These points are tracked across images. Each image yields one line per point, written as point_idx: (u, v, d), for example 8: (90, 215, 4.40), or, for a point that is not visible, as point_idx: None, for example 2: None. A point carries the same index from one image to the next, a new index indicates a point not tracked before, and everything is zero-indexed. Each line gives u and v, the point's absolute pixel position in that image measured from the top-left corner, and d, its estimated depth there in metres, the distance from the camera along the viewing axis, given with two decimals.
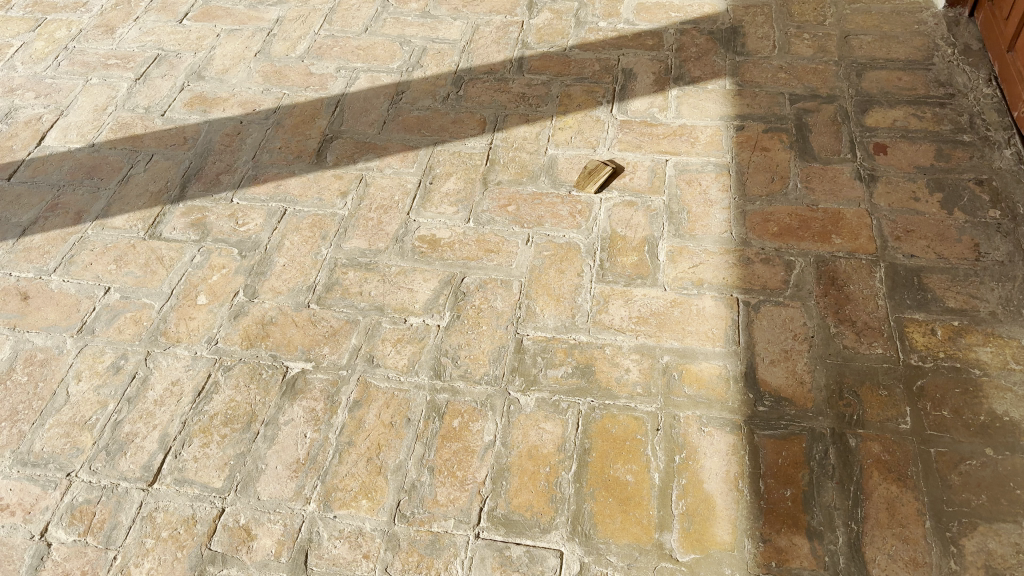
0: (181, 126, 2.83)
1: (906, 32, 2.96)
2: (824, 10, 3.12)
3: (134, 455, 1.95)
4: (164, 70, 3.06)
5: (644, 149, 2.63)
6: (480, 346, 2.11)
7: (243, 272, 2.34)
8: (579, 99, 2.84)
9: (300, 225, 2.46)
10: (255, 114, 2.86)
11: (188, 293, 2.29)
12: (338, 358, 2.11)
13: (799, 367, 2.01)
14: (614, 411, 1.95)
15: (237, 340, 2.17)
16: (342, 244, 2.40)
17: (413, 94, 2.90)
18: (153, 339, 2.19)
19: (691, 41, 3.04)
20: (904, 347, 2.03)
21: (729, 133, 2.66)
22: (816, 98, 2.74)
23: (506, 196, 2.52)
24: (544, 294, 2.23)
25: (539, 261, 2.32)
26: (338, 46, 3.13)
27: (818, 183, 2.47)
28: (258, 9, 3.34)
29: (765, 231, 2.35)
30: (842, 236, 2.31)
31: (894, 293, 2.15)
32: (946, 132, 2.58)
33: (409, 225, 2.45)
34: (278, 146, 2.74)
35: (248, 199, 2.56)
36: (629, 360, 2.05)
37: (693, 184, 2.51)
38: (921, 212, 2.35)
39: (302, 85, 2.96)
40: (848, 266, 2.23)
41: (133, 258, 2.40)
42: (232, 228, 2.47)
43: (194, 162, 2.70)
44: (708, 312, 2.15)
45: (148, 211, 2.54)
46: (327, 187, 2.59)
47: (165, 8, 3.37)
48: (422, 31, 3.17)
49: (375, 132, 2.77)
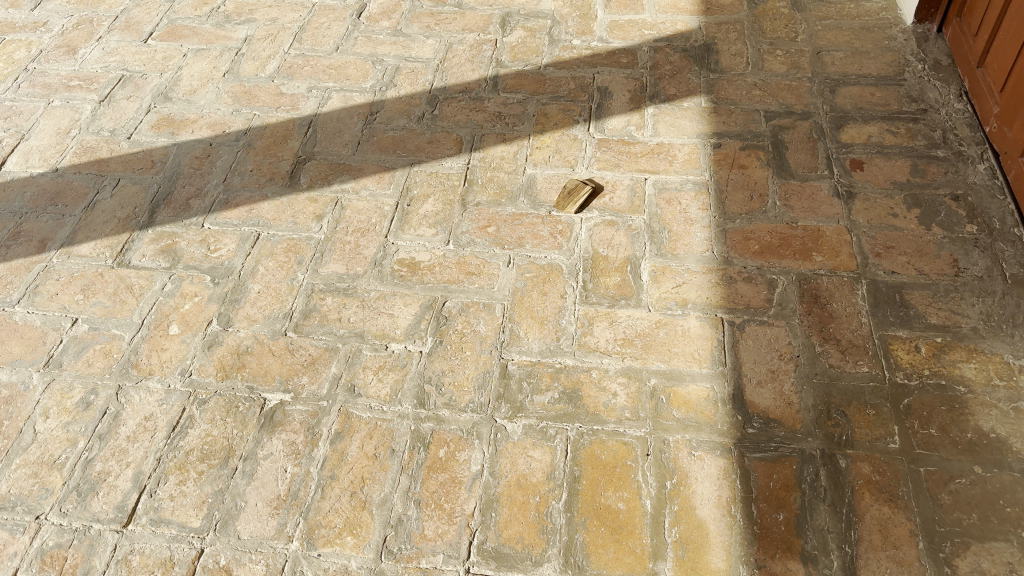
0: (149, 149, 2.75)
1: (877, 47, 2.99)
2: (795, 27, 3.14)
3: (107, 494, 1.87)
4: (129, 91, 2.98)
5: (622, 168, 2.62)
6: (465, 372, 2.07)
7: (217, 299, 2.27)
8: (556, 117, 2.82)
9: (275, 250, 2.40)
10: (224, 135, 2.80)
11: (160, 323, 2.22)
12: (318, 389, 2.05)
13: (786, 387, 2.00)
14: (603, 436, 1.92)
15: (212, 372, 2.10)
16: (319, 269, 2.35)
17: (387, 113, 2.86)
18: (124, 371, 2.11)
19: (665, 58, 3.03)
20: (890, 365, 2.03)
21: (707, 151, 2.65)
22: (791, 115, 2.75)
23: (485, 216, 2.49)
24: (527, 317, 2.20)
25: (521, 284, 2.29)
26: (309, 65, 3.07)
27: (796, 200, 2.47)
28: (225, 28, 3.27)
29: (746, 249, 2.34)
30: (823, 254, 2.31)
31: (877, 310, 2.16)
32: (920, 147, 2.60)
33: (388, 249, 2.40)
34: (250, 168, 2.67)
35: (220, 224, 2.49)
36: (616, 384, 2.03)
37: (673, 203, 2.50)
38: (900, 228, 2.36)
39: (273, 106, 2.91)
40: (830, 284, 2.23)
41: (101, 287, 2.32)
42: (204, 255, 2.40)
43: (163, 186, 2.62)
44: (693, 332, 2.14)
45: (116, 237, 2.47)
46: (302, 210, 2.53)
47: (129, 28, 3.29)
48: (394, 49, 3.13)
49: (349, 153, 2.73)
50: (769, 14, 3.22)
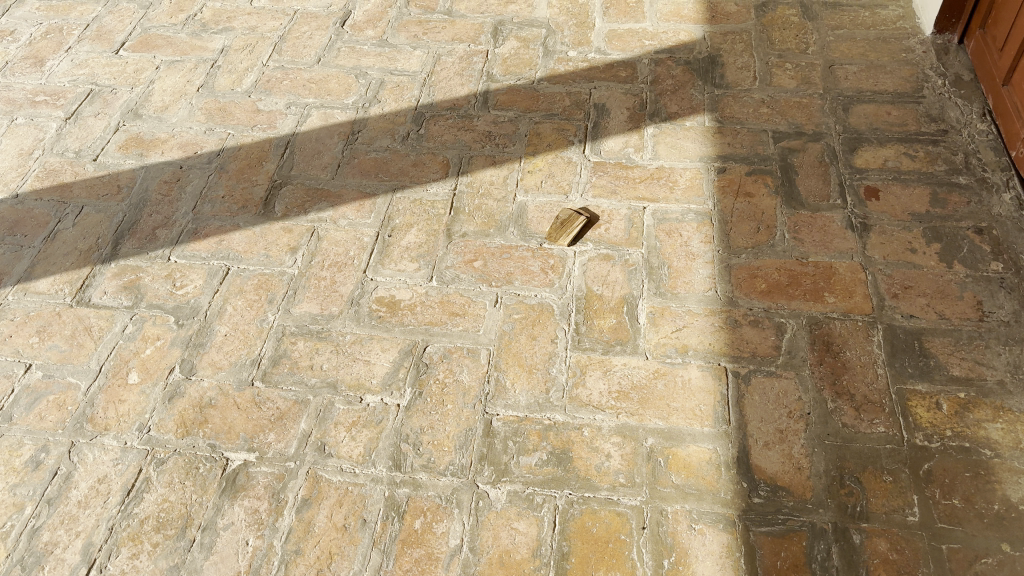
0: (115, 173, 2.58)
1: (894, 60, 2.79)
2: (806, 36, 2.92)
3: (54, 569, 1.72)
4: (97, 107, 2.81)
5: (619, 195, 2.45)
6: (445, 429, 1.90)
7: (180, 343, 2.10)
8: (549, 138, 2.64)
9: (244, 287, 2.23)
10: (196, 157, 2.62)
11: (118, 371, 2.06)
12: (285, 448, 1.88)
13: (795, 450, 1.83)
14: (595, 506, 1.76)
15: (172, 428, 1.94)
16: (291, 309, 2.17)
17: (370, 133, 2.69)
18: (78, 426, 1.96)
19: (667, 72, 2.83)
20: (908, 425, 1.87)
21: (710, 176, 2.47)
22: (801, 135, 2.56)
23: (472, 249, 2.33)
24: (514, 366, 2.03)
25: (508, 326, 2.13)
26: (288, 79, 2.89)
27: (807, 232, 2.29)
28: (201, 37, 3.09)
29: (752, 288, 2.17)
30: (836, 294, 2.13)
31: (894, 360, 1.99)
32: (940, 174, 2.42)
33: (366, 286, 2.24)
34: (222, 194, 2.50)
35: (187, 257, 2.32)
36: (610, 444, 1.86)
37: (673, 235, 2.32)
38: (919, 265, 2.19)
39: (248, 124, 2.73)
40: (844, 329, 2.05)
41: (58, 328, 2.16)
42: (169, 292, 2.23)
43: (128, 215, 2.45)
44: (694, 385, 1.96)
45: (75, 272, 2.30)
46: (275, 241, 2.36)
47: (100, 37, 3.10)
48: (379, 61, 2.94)
49: (328, 177, 2.55)
50: (778, 22, 2.99)
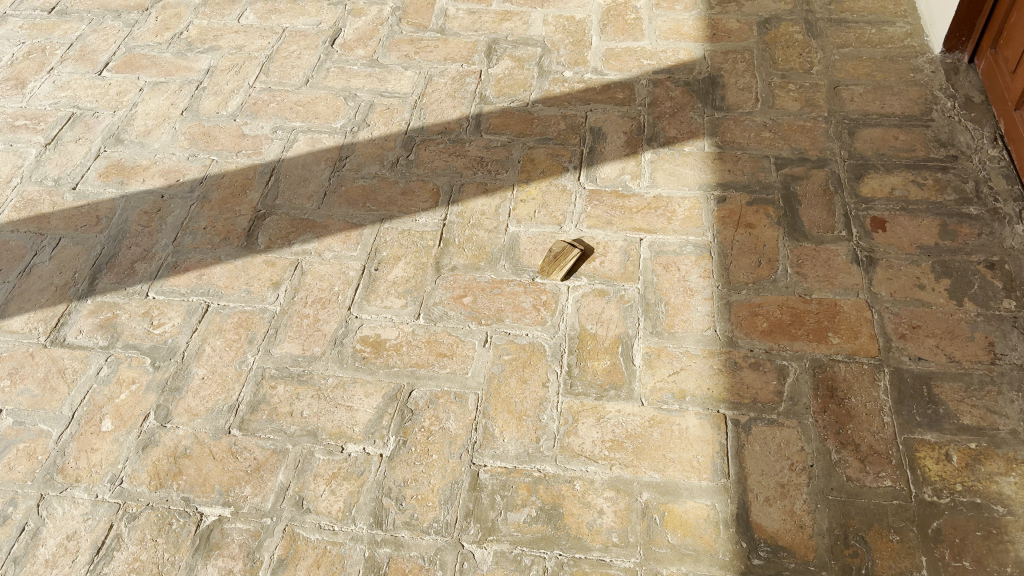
0: (95, 202, 2.50)
1: (901, 81, 2.69)
2: (810, 55, 2.82)
3: None
4: (78, 132, 2.73)
5: (615, 225, 2.36)
6: (430, 482, 1.81)
7: (156, 388, 2.02)
8: (543, 164, 2.55)
9: (224, 326, 2.15)
10: (178, 185, 2.54)
11: (91, 418, 1.98)
12: (262, 502, 1.81)
13: (797, 506, 1.74)
14: (586, 568, 1.67)
15: (145, 480, 1.86)
16: (272, 349, 2.09)
17: (358, 158, 2.60)
18: (48, 478, 1.88)
19: (666, 93, 2.74)
20: (916, 478, 1.78)
21: (710, 205, 2.38)
22: (805, 162, 2.47)
23: (461, 284, 2.24)
24: (503, 412, 1.94)
25: (498, 368, 2.03)
26: (275, 102, 2.80)
27: (810, 267, 2.19)
28: (186, 57, 3.00)
29: (753, 327, 2.07)
30: (841, 335, 2.04)
31: (902, 407, 1.90)
32: (949, 203, 2.32)
33: (351, 324, 2.15)
34: (203, 225, 2.42)
35: (166, 293, 2.24)
36: (602, 499, 1.77)
37: (671, 269, 2.23)
38: (928, 303, 2.09)
39: (233, 150, 2.64)
40: (849, 373, 1.96)
41: (30, 370, 2.08)
42: (146, 331, 2.15)
43: (106, 247, 2.37)
44: (691, 434, 1.87)
45: (51, 309, 2.22)
46: (257, 276, 2.27)
47: (83, 57, 3.02)
48: (369, 82, 2.85)
49: (314, 206, 2.47)
50: (781, 40, 2.89)
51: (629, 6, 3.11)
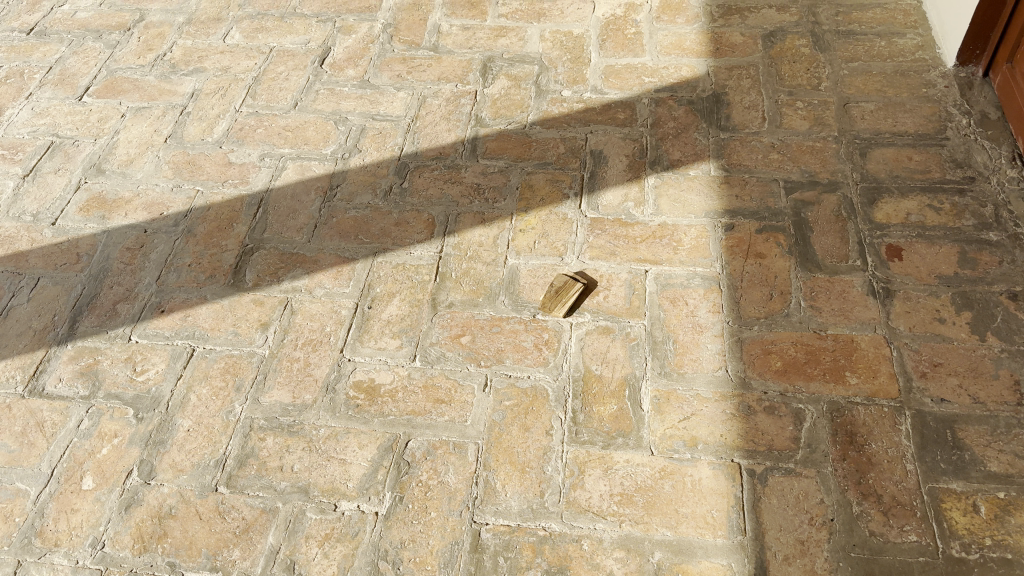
0: (75, 239, 2.39)
1: (914, 97, 2.59)
2: (818, 70, 2.72)
3: None
4: (58, 162, 2.62)
5: (619, 256, 2.25)
6: (428, 543, 1.71)
7: (139, 441, 1.92)
8: (543, 191, 2.44)
9: (210, 373, 2.05)
10: (162, 219, 2.43)
11: (71, 475, 1.88)
12: (251, 567, 1.71)
13: (818, 565, 1.64)
14: None
15: (128, 543, 1.76)
16: (260, 398, 1.99)
17: (350, 187, 2.50)
18: (26, 542, 1.78)
19: (668, 113, 2.64)
20: (943, 532, 1.68)
21: (718, 234, 2.27)
22: (815, 186, 2.36)
23: (459, 322, 2.14)
24: (505, 463, 1.84)
25: (499, 415, 1.93)
26: (262, 127, 2.70)
27: (825, 300, 2.09)
28: (170, 80, 2.89)
29: (766, 366, 1.97)
30: (859, 375, 1.94)
31: (925, 453, 1.80)
32: (968, 228, 2.22)
33: (343, 368, 2.05)
34: (188, 262, 2.31)
35: (149, 337, 2.14)
36: (612, 560, 1.67)
37: (678, 303, 2.13)
38: (949, 339, 1.99)
39: (219, 180, 2.54)
40: (868, 417, 1.86)
41: (7, 424, 1.98)
42: (128, 379, 2.05)
43: (87, 287, 2.27)
44: (705, 486, 1.77)
45: (29, 356, 2.12)
46: (244, 317, 2.17)
47: (63, 82, 2.91)
48: (360, 105, 2.75)
49: (304, 239, 2.36)
50: (787, 55, 2.79)
51: (629, 20, 3.00)
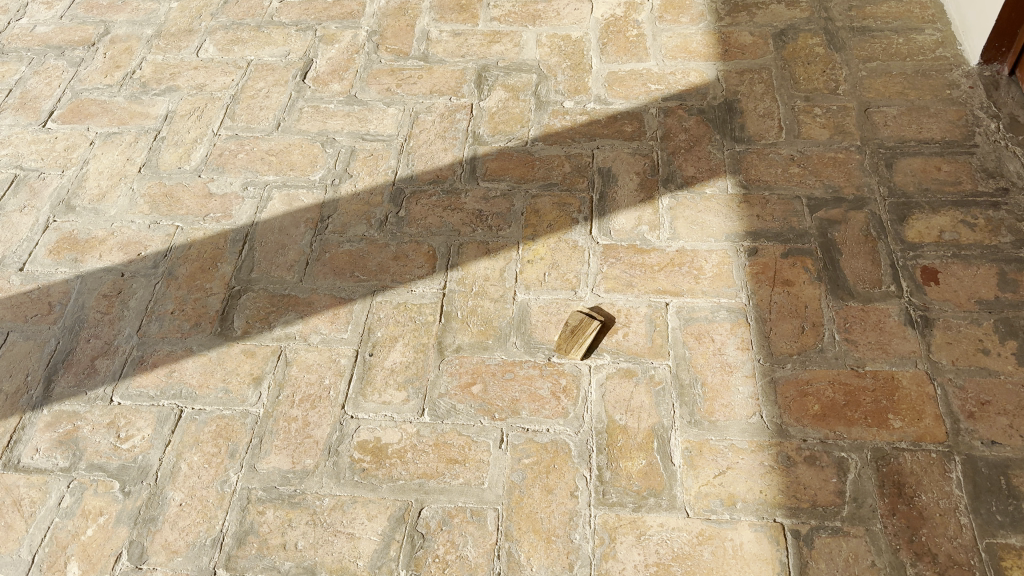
0: (45, 286, 2.21)
1: (938, 100, 2.44)
2: (834, 72, 2.56)
3: None
4: (23, 198, 2.42)
5: (637, 288, 2.10)
6: None
7: (128, 519, 1.76)
8: (549, 216, 2.28)
9: (201, 437, 1.88)
10: (139, 260, 2.25)
11: (54, 562, 1.71)
12: None
13: None
14: None
15: None
16: (257, 465, 1.83)
17: (342, 218, 2.32)
18: None
19: (679, 124, 2.47)
20: None
21: (741, 260, 2.12)
22: (841, 202, 2.22)
23: (469, 368, 1.97)
24: (529, 532, 1.69)
25: (519, 476, 1.78)
26: (243, 151, 2.51)
27: (860, 332, 1.96)
28: (141, 100, 2.69)
29: (803, 411, 1.83)
30: (903, 418, 1.80)
31: (980, 505, 1.67)
32: (1005, 246, 2.08)
33: (346, 427, 1.89)
34: (171, 308, 2.14)
35: (133, 397, 1.97)
36: None
37: (704, 339, 1.98)
38: (995, 372, 1.86)
39: (199, 213, 2.35)
40: (916, 465, 1.73)
41: None
42: (112, 447, 1.88)
43: (62, 342, 2.09)
44: (747, 552, 1.64)
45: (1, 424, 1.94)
46: (235, 370, 2.00)
47: (24, 106, 2.70)
48: (349, 124, 2.56)
49: (295, 279, 2.19)
50: (801, 55, 2.63)
51: (630, 21, 2.82)
